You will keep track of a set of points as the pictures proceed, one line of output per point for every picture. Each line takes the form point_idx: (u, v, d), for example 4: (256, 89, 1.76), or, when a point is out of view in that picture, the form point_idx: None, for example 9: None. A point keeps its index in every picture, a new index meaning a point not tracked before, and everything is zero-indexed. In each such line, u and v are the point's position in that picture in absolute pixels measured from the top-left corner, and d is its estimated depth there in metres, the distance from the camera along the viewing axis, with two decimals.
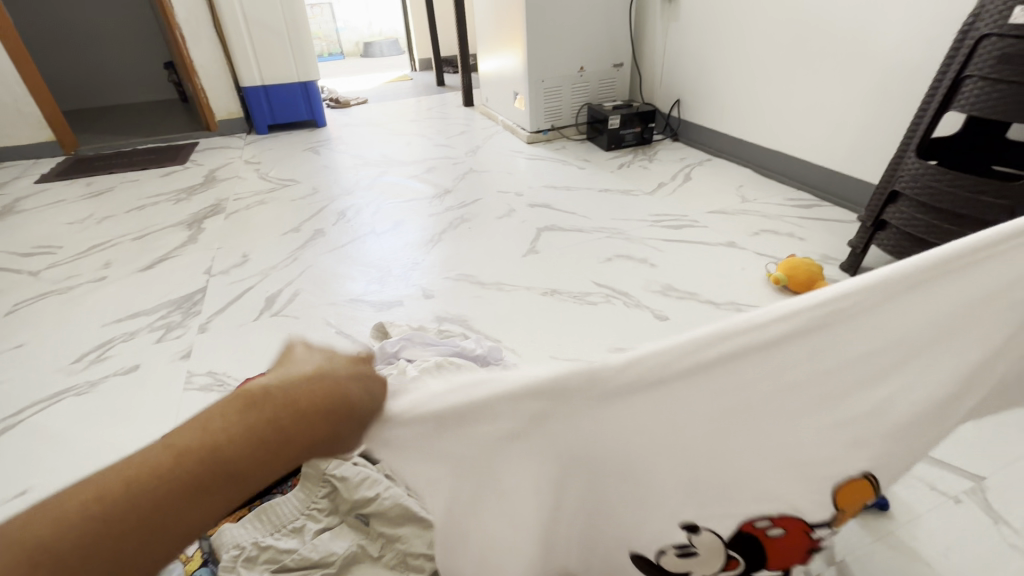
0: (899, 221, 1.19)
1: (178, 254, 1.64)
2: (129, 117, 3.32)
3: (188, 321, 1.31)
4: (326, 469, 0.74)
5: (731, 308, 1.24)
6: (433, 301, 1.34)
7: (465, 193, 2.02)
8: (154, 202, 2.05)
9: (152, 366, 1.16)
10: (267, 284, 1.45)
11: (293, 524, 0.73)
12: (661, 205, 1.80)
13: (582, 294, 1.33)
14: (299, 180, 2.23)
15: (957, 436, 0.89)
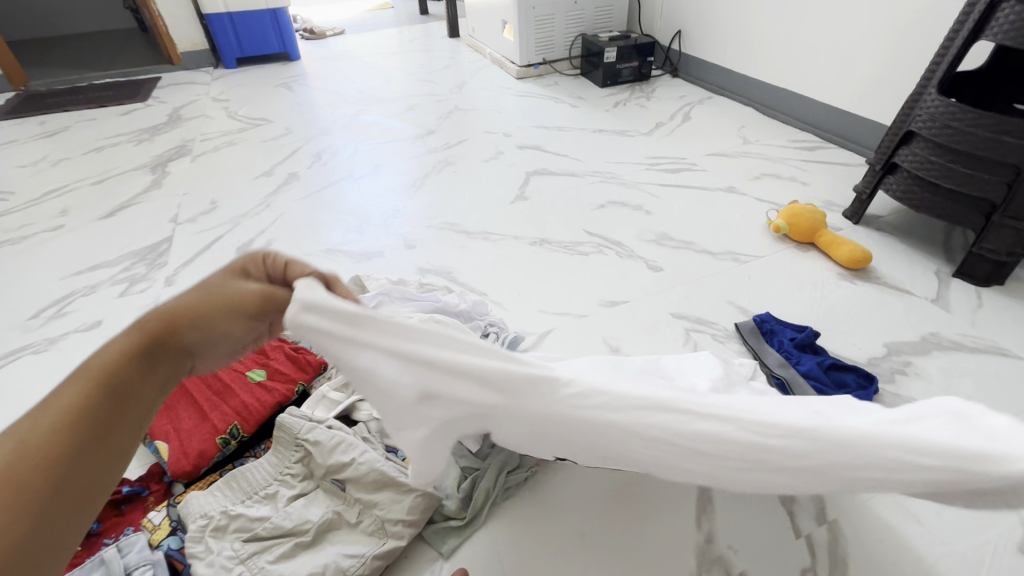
0: (912, 163, 1.11)
1: (140, 201, 1.53)
2: (84, 49, 3.05)
3: (154, 274, 1.22)
4: (298, 433, 0.72)
5: (728, 259, 1.18)
6: (414, 251, 1.26)
7: (449, 133, 1.89)
8: (114, 143, 1.90)
9: (116, 322, 1.09)
10: (237, 234, 1.36)
11: (266, 491, 0.69)
12: (657, 147, 1.70)
13: (573, 245, 1.25)
14: (271, 120, 2.07)
15: (955, 392, 0.86)
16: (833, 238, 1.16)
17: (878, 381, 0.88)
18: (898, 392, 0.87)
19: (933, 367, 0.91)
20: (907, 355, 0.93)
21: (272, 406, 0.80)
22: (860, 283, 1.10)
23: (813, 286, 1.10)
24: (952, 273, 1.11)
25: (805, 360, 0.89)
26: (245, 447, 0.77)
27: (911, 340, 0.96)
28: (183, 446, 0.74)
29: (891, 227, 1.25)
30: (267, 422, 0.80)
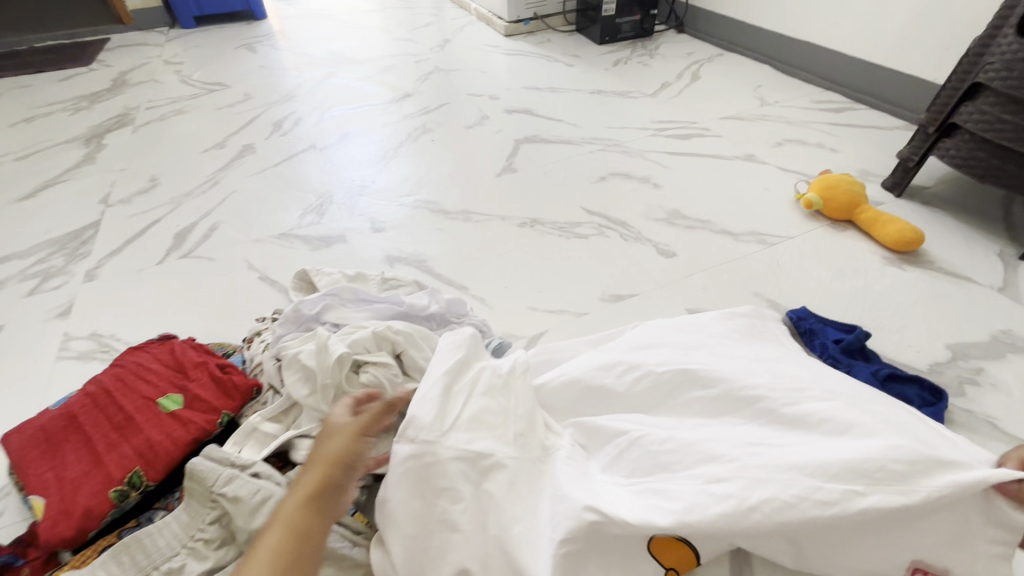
0: (976, 123, 0.93)
1: (69, 179, 1.32)
2: (27, 9, 2.75)
3: (72, 267, 1.03)
4: (213, 485, 0.55)
5: (752, 240, 1.00)
6: (383, 235, 1.08)
7: (428, 97, 1.67)
8: (47, 113, 1.68)
9: (20, 328, 0.91)
10: (177, 217, 1.16)
11: (168, 566, 0.53)
12: (664, 110, 1.49)
13: (570, 225, 1.07)
14: (229, 84, 1.84)
15: None
16: (876, 215, 0.98)
17: (947, 395, 0.71)
18: (970, 408, 0.70)
19: (1009, 374, 0.74)
20: (977, 360, 0.76)
21: (188, 444, 0.62)
22: (910, 269, 0.92)
23: (854, 273, 0.92)
24: (1018, 255, 0.93)
25: (857, 369, 0.72)
26: (152, 497, 0.60)
27: (979, 340, 0.79)
28: (65, 502, 0.57)
29: (940, 200, 1.07)
30: (183, 463, 0.62)
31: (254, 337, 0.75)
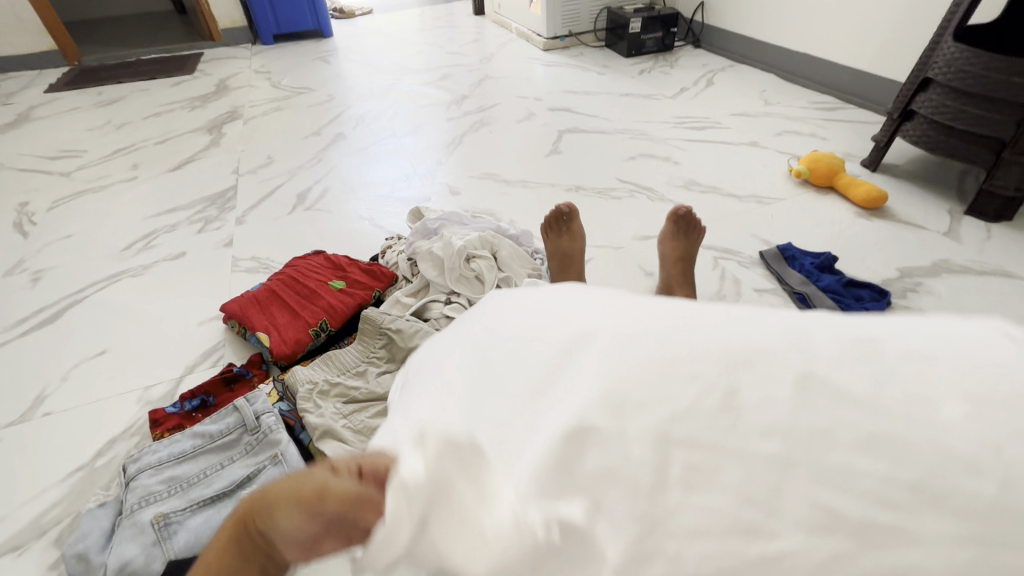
0: (928, 109, 1.19)
1: (202, 157, 1.65)
2: (127, 29, 3.19)
3: (224, 215, 1.34)
4: (382, 323, 0.83)
5: (752, 201, 1.28)
6: (459, 197, 1.37)
7: (482, 98, 1.99)
8: (169, 110, 2.03)
9: (197, 253, 1.21)
10: (295, 183, 1.48)
11: (356, 369, 0.80)
12: (683, 108, 1.78)
13: (607, 190, 1.36)
14: (313, 88, 2.19)
15: (962, 305, 0.95)
16: (851, 180, 1.24)
17: (891, 296, 0.97)
18: (909, 305, 0.96)
19: (942, 286, 1.00)
20: (920, 277, 1.02)
21: (355, 307, 0.91)
22: (876, 220, 1.18)
23: (832, 222, 1.19)
24: (963, 212, 1.19)
25: (824, 277, 0.99)
26: (331, 340, 0.89)
27: (923, 264, 1.05)
28: (281, 336, 0.86)
29: (908, 174, 1.33)
30: (350, 320, 0.91)
31: (387, 249, 1.05)
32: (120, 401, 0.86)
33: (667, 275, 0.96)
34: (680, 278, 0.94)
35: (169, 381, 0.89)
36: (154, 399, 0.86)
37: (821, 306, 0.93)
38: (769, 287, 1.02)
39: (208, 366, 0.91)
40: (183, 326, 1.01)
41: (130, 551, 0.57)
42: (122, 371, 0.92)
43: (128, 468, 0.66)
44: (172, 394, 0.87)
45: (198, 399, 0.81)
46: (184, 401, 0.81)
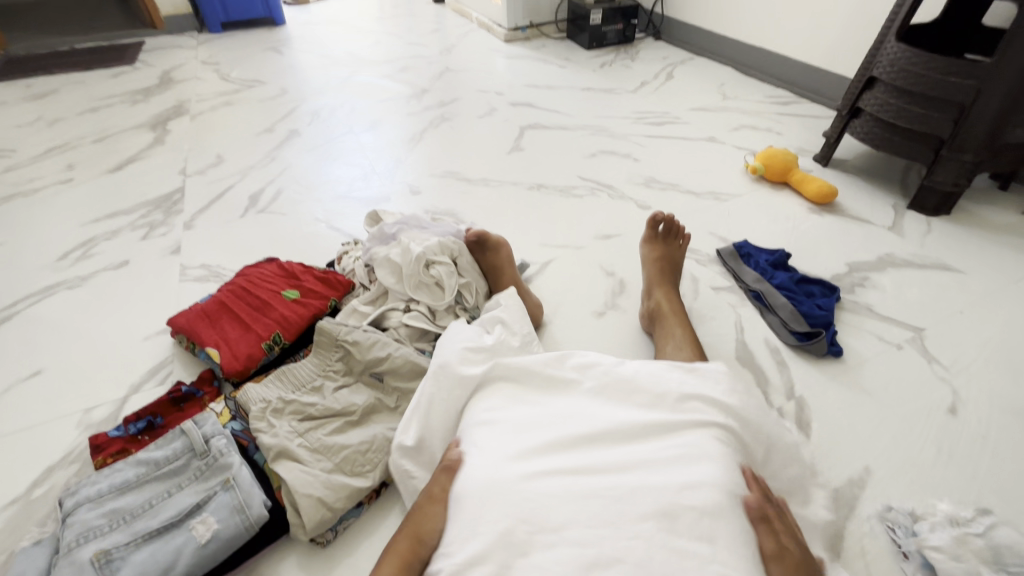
0: (874, 107, 1.23)
1: (146, 156, 1.56)
2: (59, 14, 2.97)
3: (171, 220, 1.28)
4: (338, 335, 0.81)
5: (710, 197, 1.30)
6: (420, 196, 1.34)
7: (442, 92, 1.94)
8: (108, 105, 1.91)
9: (141, 262, 1.15)
10: (247, 183, 1.41)
11: (312, 384, 0.78)
12: (643, 103, 1.79)
13: (569, 188, 1.35)
14: (265, 81, 2.09)
15: (904, 298, 0.99)
16: (803, 176, 1.28)
17: (840, 292, 1.00)
18: (857, 300, 1.00)
19: (887, 280, 1.04)
20: (866, 271, 1.06)
21: (310, 318, 0.88)
22: (827, 216, 1.22)
23: (785, 218, 1.22)
24: (906, 206, 1.24)
25: (778, 275, 1.01)
26: (286, 353, 0.86)
27: (870, 259, 1.09)
28: (232, 352, 0.83)
29: (856, 169, 1.38)
30: (306, 331, 0.88)
31: (343, 255, 1.02)
32: (57, 426, 0.81)
33: (649, 274, 0.96)
34: (662, 278, 0.94)
35: (112, 402, 0.85)
36: (94, 423, 0.82)
37: (774, 303, 0.96)
38: (726, 285, 1.04)
39: (155, 384, 0.87)
40: (126, 341, 0.95)
41: None
42: (59, 393, 0.86)
43: (65, 502, 0.62)
44: (114, 417, 0.82)
45: (144, 421, 0.77)
46: (129, 424, 0.77)
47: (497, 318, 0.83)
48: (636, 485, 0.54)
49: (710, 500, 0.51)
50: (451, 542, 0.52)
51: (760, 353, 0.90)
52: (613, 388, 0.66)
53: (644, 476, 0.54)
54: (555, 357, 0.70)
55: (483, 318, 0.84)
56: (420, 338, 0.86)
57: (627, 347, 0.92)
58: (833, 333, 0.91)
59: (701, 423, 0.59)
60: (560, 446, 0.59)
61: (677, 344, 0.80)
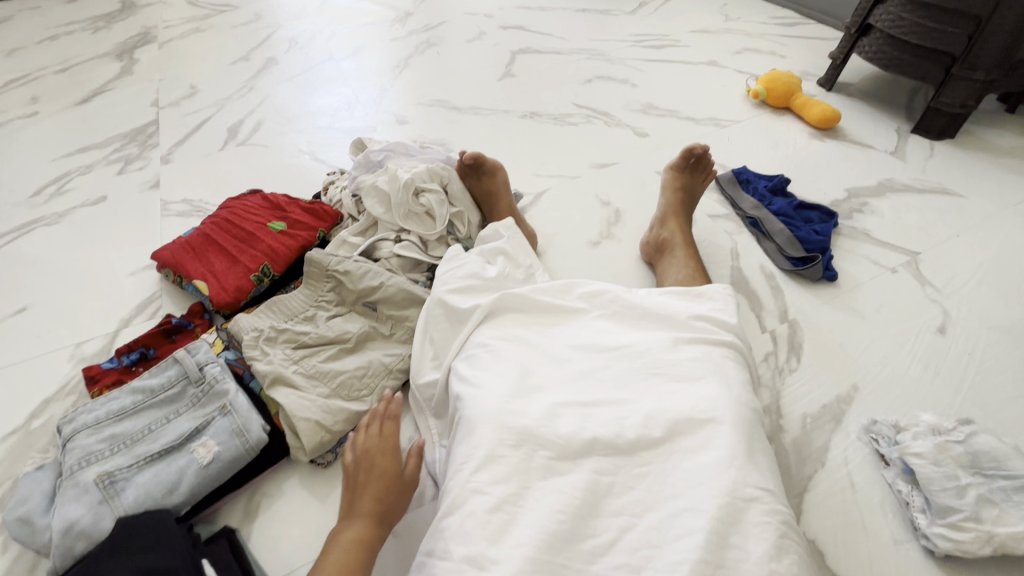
0: (885, 23, 1.16)
1: (114, 87, 1.47)
2: None
3: (147, 154, 1.22)
4: (328, 265, 0.79)
5: (709, 124, 1.25)
6: (407, 126, 1.29)
7: (428, 16, 1.82)
8: (68, 32, 1.77)
9: (120, 197, 1.10)
10: (225, 115, 1.34)
11: (305, 314, 0.77)
12: (641, 24, 1.69)
13: (563, 116, 1.30)
14: (236, 5, 1.94)
15: (902, 223, 0.98)
16: (806, 100, 1.23)
17: (838, 217, 0.99)
18: (854, 225, 0.98)
19: (886, 205, 1.02)
20: (865, 197, 1.04)
21: (299, 250, 0.86)
22: (828, 141, 1.18)
23: (786, 145, 1.18)
24: (910, 130, 1.20)
25: (776, 201, 0.99)
26: (276, 285, 0.85)
27: (870, 184, 1.07)
28: (220, 284, 0.81)
29: (861, 92, 1.32)
30: (295, 264, 0.87)
31: (329, 185, 0.98)
32: (49, 359, 0.81)
33: (666, 204, 0.93)
34: (678, 210, 0.91)
35: (103, 335, 0.84)
36: (88, 356, 0.81)
37: (772, 229, 0.95)
38: (723, 213, 1.02)
39: (145, 318, 0.86)
40: (112, 277, 0.93)
41: (76, 511, 0.56)
42: (49, 328, 0.85)
43: (64, 429, 0.63)
44: (107, 350, 0.82)
45: (136, 353, 0.76)
46: (121, 356, 0.76)
47: (500, 249, 0.80)
48: (655, 403, 0.55)
49: (727, 412, 0.53)
50: (461, 458, 0.52)
51: (755, 278, 0.90)
52: (622, 312, 0.67)
53: (661, 395, 0.56)
54: (561, 286, 0.70)
55: (484, 249, 0.80)
56: (413, 268, 0.85)
57: (622, 275, 0.91)
58: (829, 258, 0.90)
59: (711, 345, 0.61)
60: (573, 377, 0.59)
61: (686, 274, 0.80)
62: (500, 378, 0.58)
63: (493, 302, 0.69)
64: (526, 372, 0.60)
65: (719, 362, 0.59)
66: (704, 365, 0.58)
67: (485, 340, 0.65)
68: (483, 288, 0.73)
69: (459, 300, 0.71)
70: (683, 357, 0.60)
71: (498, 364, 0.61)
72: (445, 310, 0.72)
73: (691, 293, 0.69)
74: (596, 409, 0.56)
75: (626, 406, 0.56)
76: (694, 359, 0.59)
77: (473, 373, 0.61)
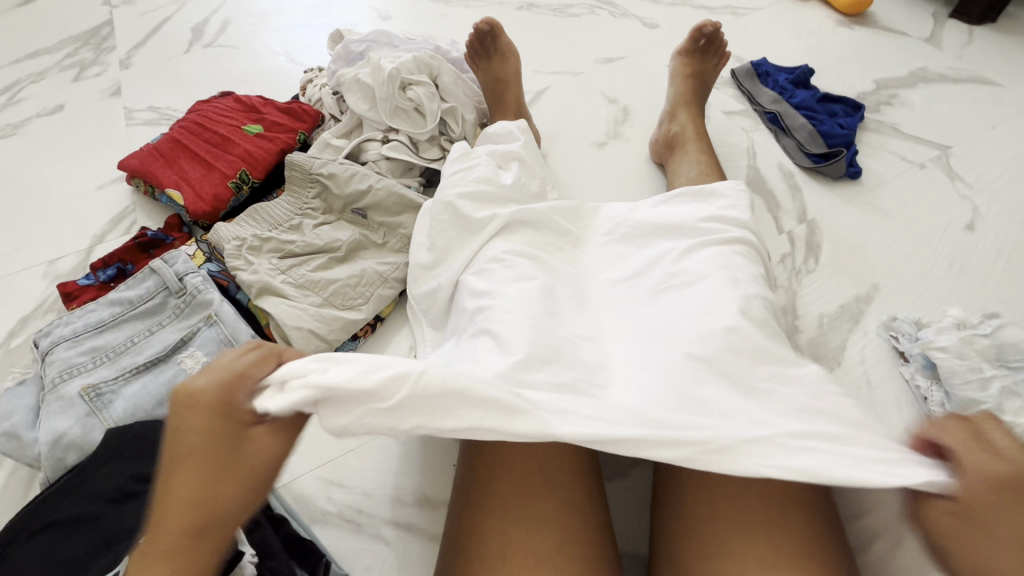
0: None
1: None
2: None
3: (104, 58, 1.10)
4: (311, 169, 0.72)
5: (726, 12, 1.13)
6: (390, 22, 1.15)
7: None
8: None
9: (79, 106, 1.00)
10: (187, 13, 1.20)
11: (291, 223, 0.71)
12: None
13: (564, 7, 1.16)
14: None
15: (934, 116, 0.90)
16: None
17: (865, 111, 0.91)
18: (882, 119, 0.91)
19: (916, 97, 0.94)
20: (895, 89, 0.95)
21: (278, 155, 0.79)
22: (857, 29, 1.07)
23: (810, 33, 1.07)
24: (948, 15, 1.09)
25: (798, 93, 0.91)
26: (257, 194, 0.78)
27: (900, 75, 0.97)
28: (196, 193, 0.75)
29: None
30: (275, 170, 0.79)
31: (307, 84, 0.88)
32: (21, 278, 0.76)
33: (673, 95, 0.85)
34: (688, 100, 0.84)
35: (76, 252, 0.78)
36: (62, 274, 0.76)
37: (793, 124, 0.87)
38: (739, 109, 0.94)
39: (120, 233, 0.80)
40: (78, 191, 0.86)
41: (63, 424, 0.53)
42: (17, 245, 0.79)
43: (41, 343, 0.59)
44: (82, 267, 0.77)
45: (113, 268, 0.72)
46: (97, 271, 0.71)
47: (514, 153, 0.71)
48: (668, 316, 0.49)
49: (739, 302, 0.47)
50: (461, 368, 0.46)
51: (772, 177, 0.84)
52: (630, 236, 0.61)
53: (674, 305, 0.50)
54: (571, 209, 0.64)
55: (497, 152, 0.71)
56: (405, 173, 0.78)
57: (629, 178, 0.85)
58: (853, 154, 0.83)
59: (721, 243, 0.55)
60: (591, 307, 0.55)
61: (699, 172, 0.74)
62: (509, 292, 0.52)
63: (510, 215, 0.61)
64: (545, 288, 0.53)
65: (729, 256, 0.54)
66: (713, 263, 0.52)
67: (488, 254, 0.58)
68: (496, 197, 0.65)
69: (474, 208, 0.63)
70: (692, 260, 0.54)
71: (509, 276, 0.54)
72: (453, 216, 0.63)
73: (699, 193, 0.62)
74: (615, 333, 0.52)
75: (642, 324, 0.51)
76: (704, 258, 0.53)
77: (482, 290, 0.54)
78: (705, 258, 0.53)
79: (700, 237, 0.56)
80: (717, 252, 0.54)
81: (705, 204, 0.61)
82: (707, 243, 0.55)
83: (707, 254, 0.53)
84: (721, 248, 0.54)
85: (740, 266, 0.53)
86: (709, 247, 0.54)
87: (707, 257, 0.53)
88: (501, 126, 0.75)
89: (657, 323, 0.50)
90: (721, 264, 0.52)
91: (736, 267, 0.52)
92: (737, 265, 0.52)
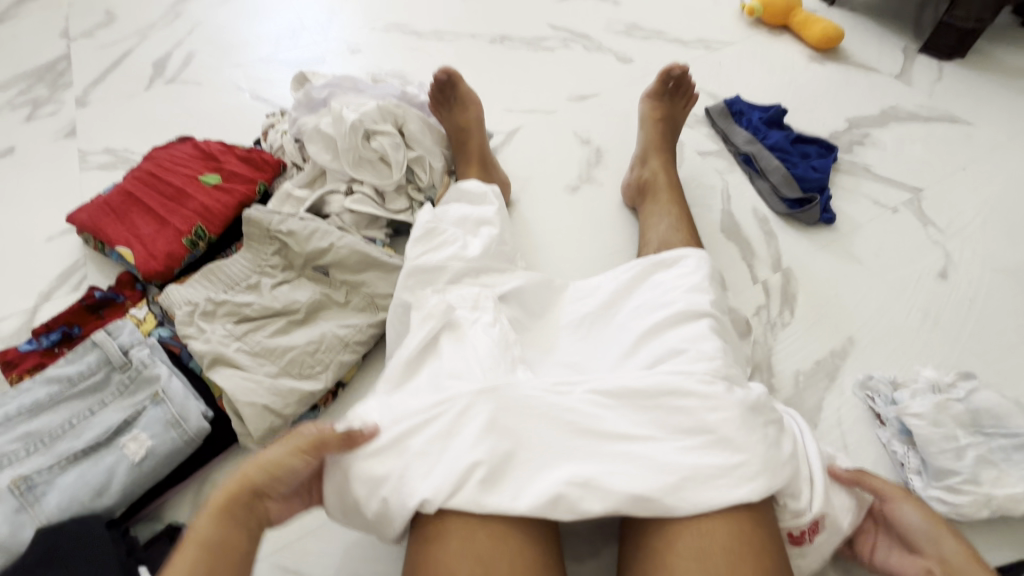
0: None
1: (15, 14, 1.26)
2: None
3: (59, 95, 1.06)
4: (270, 225, 0.69)
5: (700, 46, 1.12)
6: (361, 56, 1.13)
7: None
8: None
9: (31, 148, 0.96)
10: (149, 46, 1.16)
11: (248, 282, 0.68)
12: None
13: (537, 40, 1.15)
14: None
15: (905, 156, 0.90)
16: (808, 16, 1.10)
17: (838, 152, 0.90)
18: (855, 159, 0.90)
19: (889, 136, 0.94)
20: (867, 128, 0.95)
21: (237, 208, 0.75)
22: (830, 64, 1.07)
23: (783, 69, 1.06)
24: (918, 50, 1.09)
25: (772, 134, 0.90)
26: (214, 249, 0.75)
27: (872, 114, 0.97)
28: (148, 250, 0.71)
29: (867, 6, 1.19)
30: (234, 224, 0.76)
31: (269, 129, 0.85)
32: None
33: (646, 140, 0.84)
34: (660, 146, 0.82)
35: (20, 312, 0.74)
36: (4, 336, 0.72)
37: (767, 167, 0.86)
38: (714, 149, 0.93)
39: (68, 290, 0.76)
40: (26, 243, 0.82)
41: None
42: None
43: None
44: (26, 329, 0.72)
45: (57, 332, 0.67)
46: (40, 336, 0.67)
47: (483, 219, 0.69)
48: (653, 412, 0.48)
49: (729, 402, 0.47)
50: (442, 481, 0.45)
51: (747, 222, 0.82)
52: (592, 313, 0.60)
53: (659, 398, 0.48)
54: (542, 285, 0.63)
55: (465, 218, 0.69)
56: (369, 225, 0.75)
57: (602, 225, 0.83)
58: (827, 199, 0.82)
59: (690, 315, 0.54)
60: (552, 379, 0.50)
61: (669, 223, 0.72)
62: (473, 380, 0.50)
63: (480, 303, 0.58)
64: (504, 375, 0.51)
65: (698, 331, 0.52)
66: (688, 346, 0.51)
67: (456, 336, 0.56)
68: (465, 268, 0.62)
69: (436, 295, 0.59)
70: (665, 346, 0.52)
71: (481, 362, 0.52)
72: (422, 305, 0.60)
73: (662, 262, 0.60)
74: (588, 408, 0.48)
75: (616, 412, 0.48)
76: (678, 341, 0.52)
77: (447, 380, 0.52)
78: (677, 342, 0.52)
79: (665, 310, 0.55)
80: (687, 331, 0.53)
81: (669, 274, 0.59)
82: (676, 321, 0.54)
83: (677, 336, 0.53)
84: (689, 324, 0.53)
85: (713, 345, 0.51)
86: (681, 326, 0.53)
87: (680, 338, 0.52)
88: (476, 185, 0.73)
89: (636, 415, 0.48)
90: (695, 345, 0.51)
91: (706, 346, 0.51)
92: (708, 343, 0.51)
